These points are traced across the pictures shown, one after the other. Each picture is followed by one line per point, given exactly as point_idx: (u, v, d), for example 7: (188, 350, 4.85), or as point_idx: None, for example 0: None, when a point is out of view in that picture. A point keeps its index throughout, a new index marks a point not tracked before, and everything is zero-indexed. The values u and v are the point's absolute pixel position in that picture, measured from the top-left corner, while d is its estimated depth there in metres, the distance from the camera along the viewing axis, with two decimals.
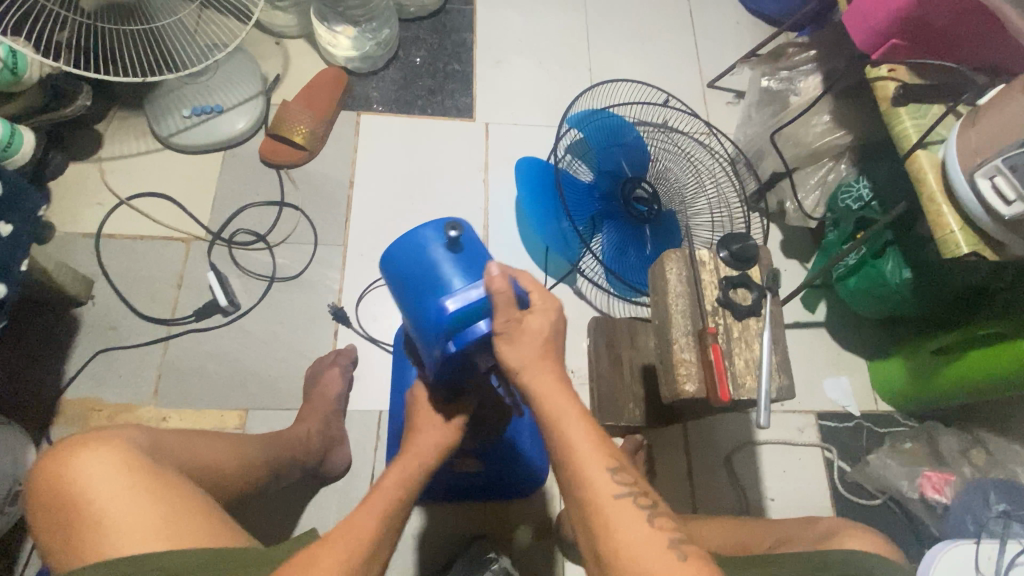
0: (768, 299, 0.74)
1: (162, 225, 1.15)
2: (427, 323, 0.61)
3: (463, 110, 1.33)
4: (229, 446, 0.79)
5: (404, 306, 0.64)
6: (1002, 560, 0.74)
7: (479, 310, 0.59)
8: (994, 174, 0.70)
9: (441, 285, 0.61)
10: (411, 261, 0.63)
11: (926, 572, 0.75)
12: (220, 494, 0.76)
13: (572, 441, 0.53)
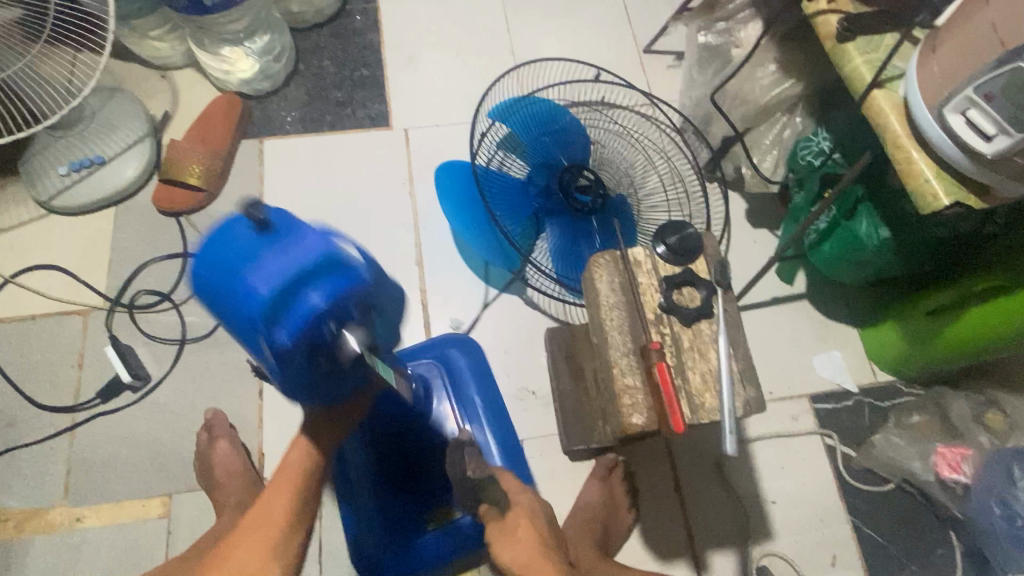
0: (719, 296, 0.62)
1: (54, 300, 1.03)
2: (247, 323, 0.51)
3: (377, 119, 1.20)
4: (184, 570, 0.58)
5: (226, 319, 0.53)
6: None
7: (301, 283, 0.50)
8: (965, 108, 0.58)
9: (252, 274, 0.50)
10: (214, 261, 0.53)
11: None
12: None
13: None
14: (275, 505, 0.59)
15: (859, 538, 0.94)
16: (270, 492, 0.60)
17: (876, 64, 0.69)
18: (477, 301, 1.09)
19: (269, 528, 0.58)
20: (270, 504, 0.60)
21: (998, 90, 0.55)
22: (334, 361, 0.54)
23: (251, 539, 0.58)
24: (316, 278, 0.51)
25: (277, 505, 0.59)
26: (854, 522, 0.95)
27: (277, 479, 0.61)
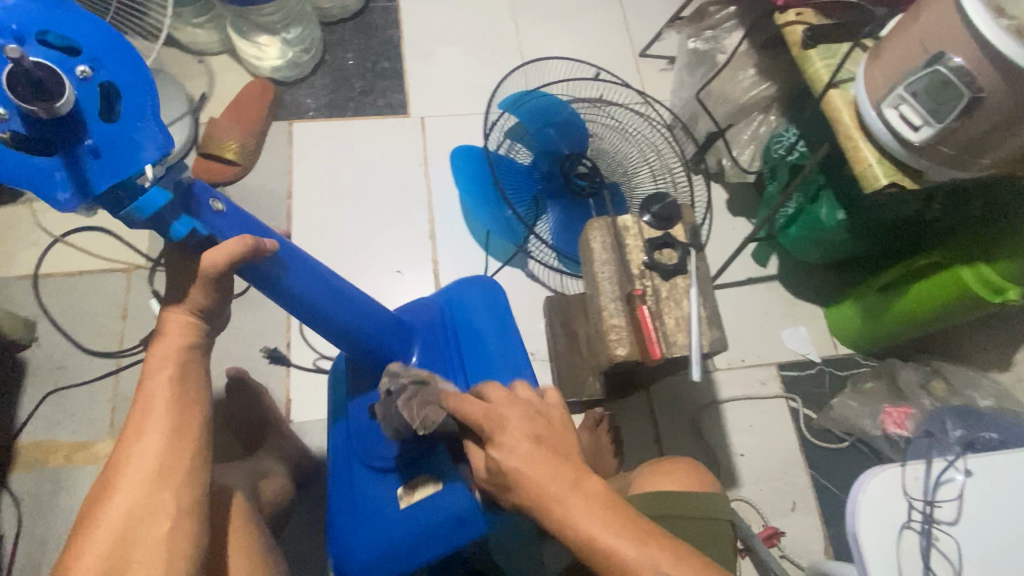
0: (693, 255, 0.75)
1: (101, 258, 1.13)
2: None
3: (396, 107, 1.32)
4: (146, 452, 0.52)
5: None
6: None
7: None
8: (898, 103, 0.71)
9: None
10: None
11: None
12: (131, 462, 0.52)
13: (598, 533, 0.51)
14: (148, 419, 0.53)
15: (817, 487, 1.06)
16: (139, 408, 0.53)
17: (833, 67, 0.82)
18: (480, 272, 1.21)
19: (147, 447, 0.52)
20: (141, 421, 0.52)
21: (923, 88, 0.67)
22: (5, 132, 0.41)
23: (133, 461, 0.52)
24: (6, 10, 0.41)
25: (150, 419, 0.53)
26: (812, 474, 1.07)
27: (144, 392, 0.53)
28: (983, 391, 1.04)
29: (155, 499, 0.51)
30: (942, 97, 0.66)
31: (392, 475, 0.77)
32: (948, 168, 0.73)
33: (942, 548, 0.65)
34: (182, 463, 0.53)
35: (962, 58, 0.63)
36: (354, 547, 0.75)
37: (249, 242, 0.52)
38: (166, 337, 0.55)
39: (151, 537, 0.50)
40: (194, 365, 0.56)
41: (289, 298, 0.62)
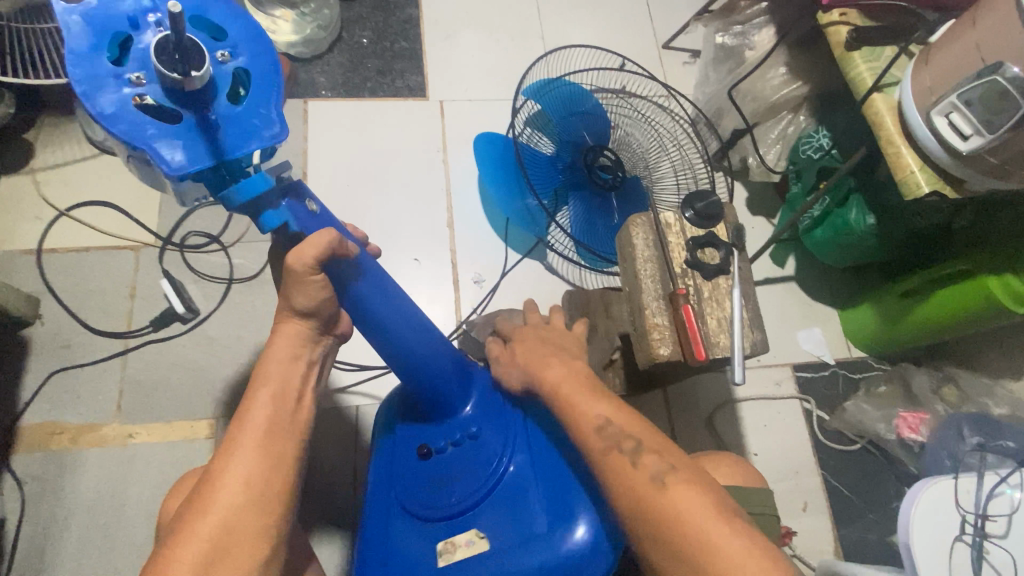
0: (735, 256, 0.74)
1: (108, 235, 1.09)
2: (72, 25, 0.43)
3: (415, 90, 1.29)
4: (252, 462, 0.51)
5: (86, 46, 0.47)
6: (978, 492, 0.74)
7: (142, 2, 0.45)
8: (949, 112, 0.70)
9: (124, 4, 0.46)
10: None
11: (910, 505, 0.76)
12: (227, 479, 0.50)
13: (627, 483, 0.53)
14: (245, 439, 0.52)
15: (829, 488, 1.07)
16: (238, 429, 0.53)
17: (876, 71, 0.81)
18: (498, 262, 1.19)
19: (242, 467, 0.50)
20: (233, 440, 0.52)
21: (977, 97, 0.66)
22: (140, 95, 0.45)
23: (227, 482, 0.49)
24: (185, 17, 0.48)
25: (244, 437, 0.52)
26: (824, 475, 1.08)
27: (246, 413, 0.53)
28: (996, 399, 1.05)
29: (246, 520, 0.49)
30: (996, 108, 0.65)
31: (433, 526, 0.68)
32: (991, 179, 0.72)
33: (991, 560, 0.71)
34: (273, 485, 0.51)
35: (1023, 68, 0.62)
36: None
37: (337, 244, 0.53)
38: (272, 354, 0.57)
39: (240, 557, 0.48)
40: (291, 384, 0.56)
41: (359, 313, 0.60)
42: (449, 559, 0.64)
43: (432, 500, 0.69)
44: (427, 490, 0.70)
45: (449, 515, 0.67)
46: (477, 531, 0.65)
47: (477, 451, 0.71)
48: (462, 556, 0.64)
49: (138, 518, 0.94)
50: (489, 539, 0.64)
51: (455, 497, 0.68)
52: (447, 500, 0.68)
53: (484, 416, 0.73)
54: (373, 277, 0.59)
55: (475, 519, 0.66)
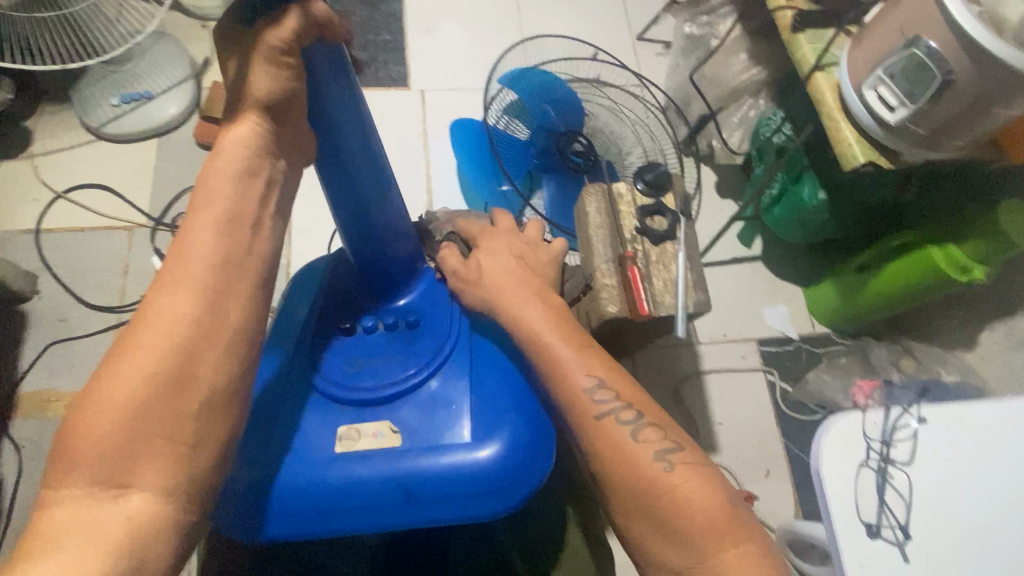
0: (681, 223, 0.79)
1: (102, 216, 1.15)
2: None
3: (397, 80, 1.35)
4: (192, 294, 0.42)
5: None
6: (885, 424, 0.67)
7: None
8: (878, 85, 0.75)
9: None
10: None
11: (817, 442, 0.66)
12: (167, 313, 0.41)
13: (560, 358, 0.55)
14: (183, 273, 0.43)
15: (790, 457, 1.12)
16: (175, 258, 0.43)
17: (819, 51, 0.86)
18: None
19: (176, 305, 0.42)
20: (182, 269, 0.43)
21: (900, 71, 0.72)
22: None
23: (159, 317, 0.41)
24: None
25: (194, 264, 0.43)
26: (785, 443, 1.12)
27: (184, 238, 0.44)
28: (948, 367, 1.09)
29: (188, 369, 0.41)
30: (917, 80, 0.70)
31: (346, 408, 0.71)
32: (923, 149, 0.78)
33: (895, 486, 0.63)
34: (224, 327, 0.43)
35: (938, 42, 0.67)
36: (289, 486, 0.64)
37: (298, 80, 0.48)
38: (216, 165, 0.46)
39: (180, 409, 0.40)
40: (246, 210, 0.46)
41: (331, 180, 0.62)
42: (350, 445, 0.68)
43: (351, 381, 0.72)
44: (350, 369, 0.73)
45: (376, 399, 0.72)
46: (391, 424, 0.70)
47: (409, 341, 0.76)
48: (364, 447, 0.68)
49: None
50: (400, 437, 0.69)
51: (381, 384, 0.72)
52: (372, 384, 0.72)
53: (420, 311, 0.79)
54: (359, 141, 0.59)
55: (392, 413, 0.71)
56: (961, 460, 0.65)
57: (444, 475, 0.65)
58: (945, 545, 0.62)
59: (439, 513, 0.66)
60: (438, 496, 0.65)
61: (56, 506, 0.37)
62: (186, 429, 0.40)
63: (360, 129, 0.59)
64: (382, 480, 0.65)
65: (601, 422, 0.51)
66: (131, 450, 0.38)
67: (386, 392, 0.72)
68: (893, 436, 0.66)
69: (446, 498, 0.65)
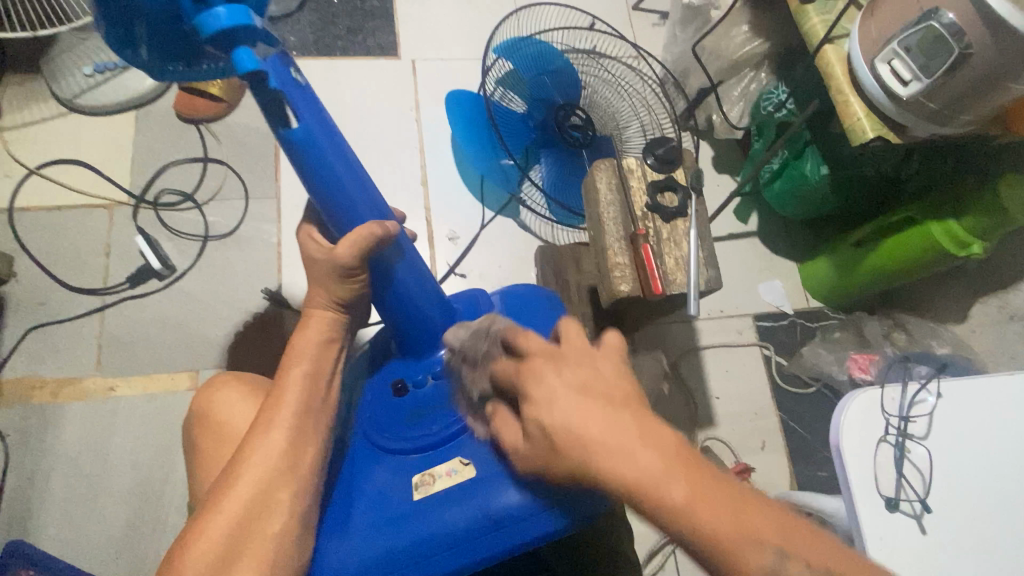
0: (692, 199, 0.78)
1: (79, 193, 1.09)
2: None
3: (386, 49, 1.29)
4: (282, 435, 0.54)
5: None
6: (903, 399, 0.70)
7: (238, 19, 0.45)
8: (891, 59, 0.75)
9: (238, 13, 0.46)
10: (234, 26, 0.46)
11: (840, 415, 0.70)
12: (260, 452, 0.53)
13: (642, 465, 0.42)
14: (276, 418, 0.55)
15: (786, 429, 1.13)
16: (275, 404, 0.56)
17: (829, 23, 0.84)
18: (472, 220, 1.22)
19: (269, 444, 0.53)
20: (271, 415, 0.55)
21: (916, 44, 0.71)
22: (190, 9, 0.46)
23: (256, 455, 0.53)
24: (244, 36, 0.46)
25: (280, 413, 0.55)
26: (781, 416, 1.14)
27: (275, 410, 0.55)
28: (941, 340, 1.11)
29: (268, 495, 0.51)
30: (933, 53, 0.70)
31: (409, 459, 0.64)
32: (931, 125, 0.77)
33: (913, 459, 0.67)
34: (301, 464, 0.54)
35: (956, 14, 0.66)
36: (348, 552, 0.55)
37: (377, 227, 0.57)
38: (305, 333, 0.60)
39: (261, 540, 0.50)
40: (324, 368, 0.60)
41: (322, 197, 0.56)
42: (427, 490, 0.60)
43: (407, 433, 0.66)
44: (403, 424, 0.67)
45: (430, 444, 0.64)
46: (462, 458, 0.61)
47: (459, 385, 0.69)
48: (442, 486, 0.59)
49: (123, 467, 0.97)
50: (475, 467, 0.60)
51: (438, 427, 0.66)
52: (427, 429, 0.66)
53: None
54: (334, 151, 0.54)
55: (459, 448, 0.63)
56: (977, 430, 0.69)
57: (532, 496, 0.54)
58: (962, 513, 0.65)
59: (529, 536, 0.54)
60: (527, 515, 0.54)
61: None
62: (265, 551, 0.50)
63: (331, 138, 0.54)
64: (460, 517, 0.55)
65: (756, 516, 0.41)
66: (226, 567, 0.49)
67: (443, 435, 0.65)
68: (911, 411, 0.69)
69: (535, 524, 0.54)
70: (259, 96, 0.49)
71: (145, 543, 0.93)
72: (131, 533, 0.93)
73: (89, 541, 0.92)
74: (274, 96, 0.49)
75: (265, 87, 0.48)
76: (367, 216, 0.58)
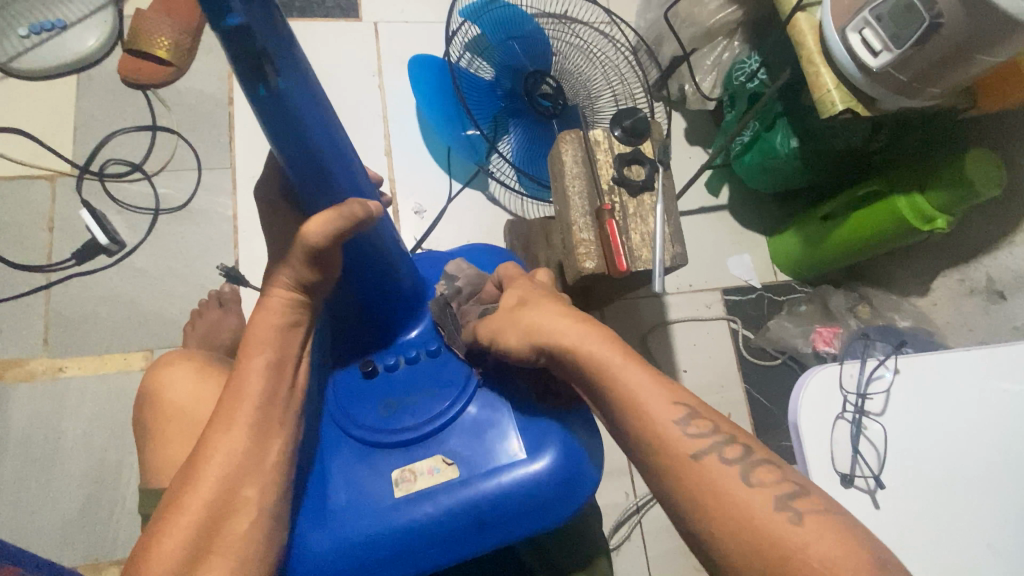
0: (660, 172, 0.75)
1: (19, 163, 1.03)
2: None
3: (347, 10, 1.23)
4: (245, 433, 0.50)
5: None
6: (862, 375, 0.71)
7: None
8: (862, 28, 0.73)
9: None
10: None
11: (798, 394, 0.72)
12: (224, 452, 0.49)
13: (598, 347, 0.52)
14: (236, 414, 0.50)
15: (751, 401, 1.15)
16: (235, 398, 0.51)
17: None
18: (439, 192, 1.18)
19: (231, 442, 0.50)
20: (231, 411, 0.50)
21: (887, 13, 0.70)
22: None
23: (217, 454, 0.49)
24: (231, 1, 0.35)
25: (242, 409, 0.50)
26: (747, 388, 1.15)
27: (234, 405, 0.51)
28: (902, 313, 1.13)
29: (235, 496, 0.49)
30: (903, 22, 0.69)
31: (384, 452, 0.63)
32: (900, 97, 0.76)
33: (870, 436, 0.69)
34: (267, 460, 0.51)
35: None
36: (327, 545, 0.57)
37: (358, 210, 0.50)
38: (264, 316, 0.53)
39: (228, 537, 0.48)
40: (290, 355, 0.54)
41: (299, 168, 0.48)
42: (408, 488, 0.60)
43: (381, 424, 0.64)
44: (376, 413, 0.65)
45: (405, 440, 0.63)
46: (443, 457, 0.62)
47: (436, 372, 0.68)
48: (423, 486, 0.60)
49: (75, 450, 0.93)
50: (458, 467, 0.61)
51: (413, 420, 0.64)
52: (402, 423, 0.64)
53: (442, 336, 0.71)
54: (320, 128, 0.46)
55: (439, 445, 0.63)
56: (935, 407, 0.70)
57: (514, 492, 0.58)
58: (918, 489, 0.67)
59: (512, 534, 0.58)
60: (508, 517, 0.58)
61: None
62: (236, 549, 0.48)
63: (318, 112, 0.46)
64: (444, 517, 0.57)
65: (692, 453, 0.44)
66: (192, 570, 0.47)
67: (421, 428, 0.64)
68: (869, 387, 0.71)
69: (512, 518, 0.58)
70: (233, 50, 0.38)
71: (102, 526, 0.91)
72: (86, 516, 0.91)
73: (43, 525, 0.90)
74: (255, 51, 0.38)
75: (248, 43, 0.37)
76: (344, 189, 0.52)
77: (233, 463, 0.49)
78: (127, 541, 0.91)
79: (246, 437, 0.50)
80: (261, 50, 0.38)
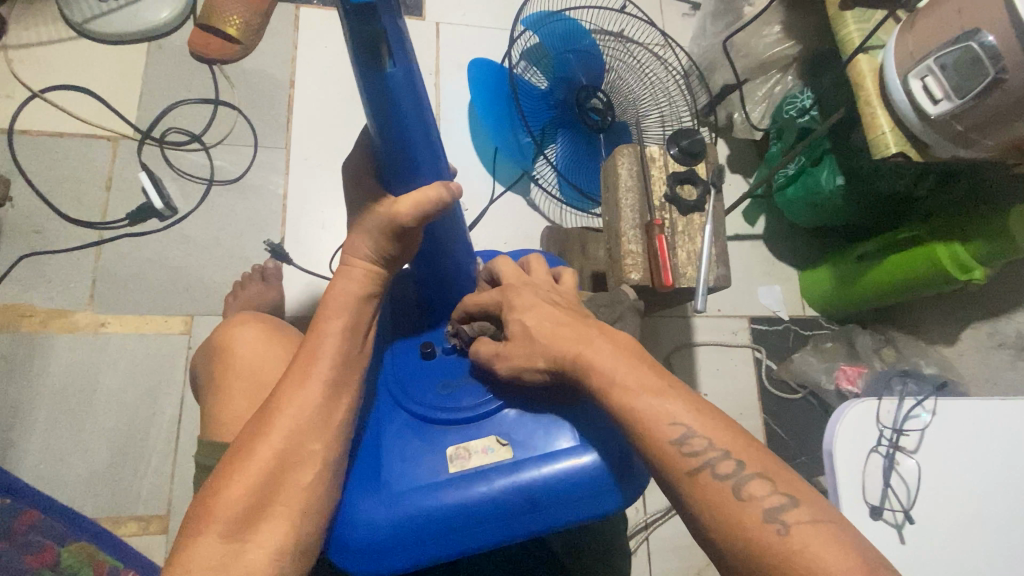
0: (712, 194, 0.77)
1: (83, 121, 1.07)
2: None
3: (411, 8, 1.26)
4: (318, 391, 0.52)
5: None
6: (899, 413, 0.72)
7: None
8: (925, 75, 0.75)
9: None
10: None
11: (836, 419, 0.72)
12: (297, 408, 0.51)
13: (595, 361, 0.53)
14: (311, 370, 0.52)
15: (768, 431, 1.15)
16: (310, 356, 0.53)
17: (865, 32, 0.85)
18: (483, 193, 1.21)
19: (306, 397, 0.52)
20: (307, 366, 0.52)
21: (952, 62, 0.71)
22: None
23: (291, 406, 0.51)
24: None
25: (319, 367, 0.53)
26: (765, 418, 1.16)
27: (310, 365, 0.53)
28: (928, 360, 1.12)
29: (302, 448, 0.51)
30: (968, 73, 0.70)
31: (442, 433, 0.67)
32: (954, 146, 0.77)
33: (902, 472, 0.69)
34: (335, 417, 0.53)
35: (996, 36, 0.67)
36: (382, 514, 0.59)
37: (445, 192, 0.49)
38: (346, 280, 0.54)
39: (292, 487, 0.50)
40: (365, 320, 0.56)
41: (392, 151, 0.48)
42: (462, 464, 0.63)
43: (438, 403, 0.68)
44: (434, 391, 0.69)
45: (463, 418, 0.67)
46: (498, 438, 0.65)
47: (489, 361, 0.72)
48: (476, 464, 0.63)
49: (107, 405, 0.96)
50: (511, 448, 0.64)
51: (471, 400, 0.68)
52: (460, 403, 0.68)
53: None
54: (417, 116, 0.46)
55: (494, 428, 0.66)
56: (968, 447, 0.71)
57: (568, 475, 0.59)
58: (948, 522, 0.68)
59: (557, 522, 0.59)
60: (557, 501, 0.59)
61: (192, 553, 0.45)
62: (299, 499, 0.50)
63: (418, 103, 0.46)
64: (496, 495, 0.59)
65: (662, 438, 0.48)
66: (258, 514, 0.48)
67: (477, 408, 0.67)
68: (904, 426, 0.72)
69: (565, 502, 0.59)
70: (356, 28, 0.38)
71: (126, 482, 0.93)
72: (111, 470, 0.93)
73: (67, 475, 0.92)
74: (375, 34, 0.39)
75: (369, 20, 0.38)
76: (429, 174, 0.51)
77: (305, 416, 0.51)
78: (149, 500, 0.93)
79: (318, 396, 0.52)
80: (379, 33, 0.39)
